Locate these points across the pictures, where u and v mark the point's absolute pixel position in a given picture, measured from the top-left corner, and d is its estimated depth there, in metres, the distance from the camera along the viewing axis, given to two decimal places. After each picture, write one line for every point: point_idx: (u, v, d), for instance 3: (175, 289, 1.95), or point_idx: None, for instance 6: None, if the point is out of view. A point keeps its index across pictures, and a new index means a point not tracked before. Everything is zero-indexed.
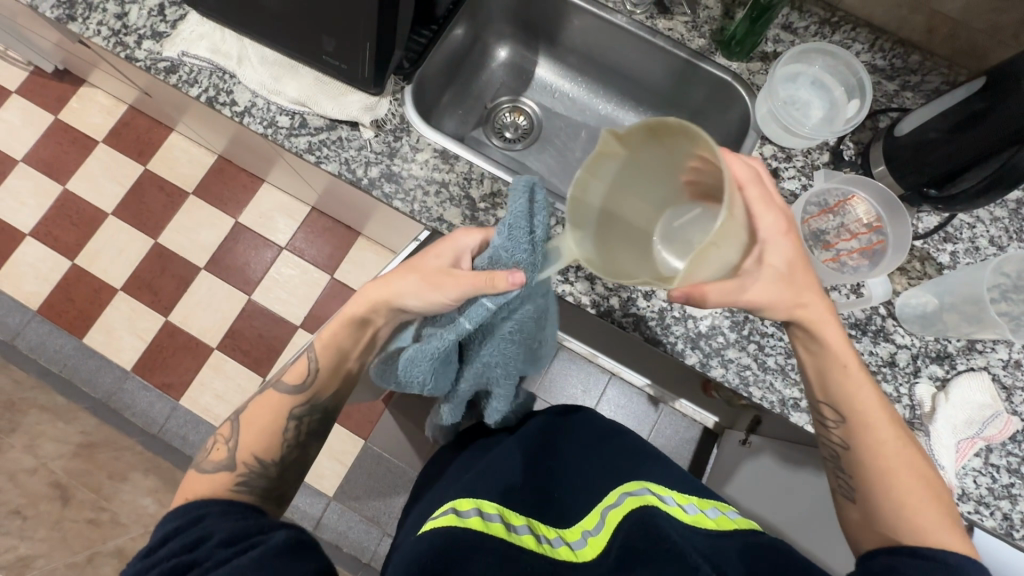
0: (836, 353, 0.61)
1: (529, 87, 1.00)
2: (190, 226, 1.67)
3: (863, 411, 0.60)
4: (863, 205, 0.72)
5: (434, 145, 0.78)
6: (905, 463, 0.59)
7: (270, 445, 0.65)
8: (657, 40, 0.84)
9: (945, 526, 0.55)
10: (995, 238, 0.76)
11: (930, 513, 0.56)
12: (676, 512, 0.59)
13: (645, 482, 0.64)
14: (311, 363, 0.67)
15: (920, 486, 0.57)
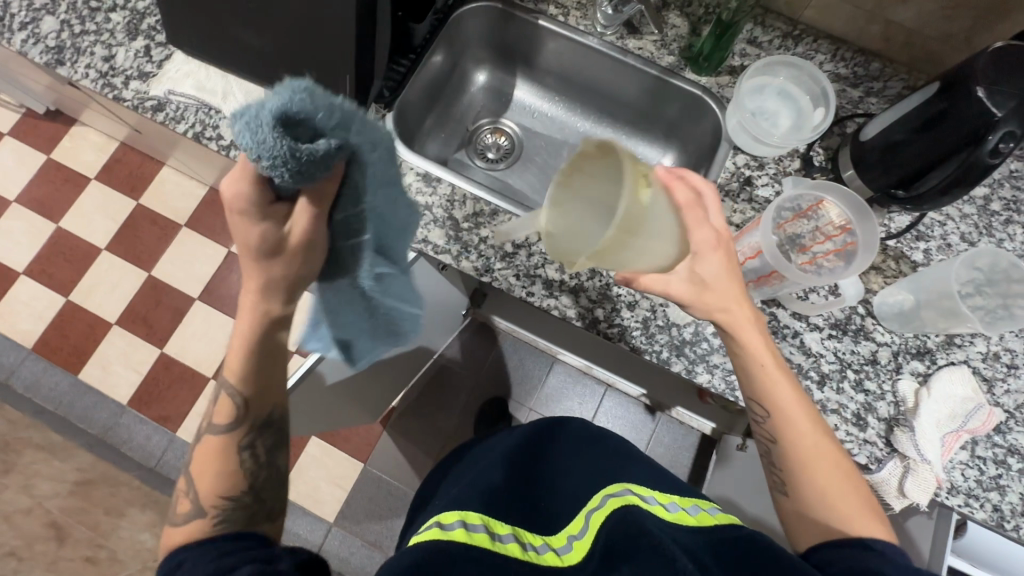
0: (757, 353, 0.62)
1: (508, 108, 1.02)
2: (183, 257, 1.68)
3: (793, 416, 0.61)
4: (834, 208, 0.74)
5: (416, 169, 0.80)
6: (825, 455, 0.60)
7: (235, 481, 0.59)
8: (628, 59, 0.87)
9: (855, 506, 0.58)
10: (966, 234, 0.79)
11: (847, 504, 0.58)
12: (657, 511, 0.59)
13: (626, 483, 0.65)
14: (234, 399, 0.60)
15: (845, 482, 0.59)
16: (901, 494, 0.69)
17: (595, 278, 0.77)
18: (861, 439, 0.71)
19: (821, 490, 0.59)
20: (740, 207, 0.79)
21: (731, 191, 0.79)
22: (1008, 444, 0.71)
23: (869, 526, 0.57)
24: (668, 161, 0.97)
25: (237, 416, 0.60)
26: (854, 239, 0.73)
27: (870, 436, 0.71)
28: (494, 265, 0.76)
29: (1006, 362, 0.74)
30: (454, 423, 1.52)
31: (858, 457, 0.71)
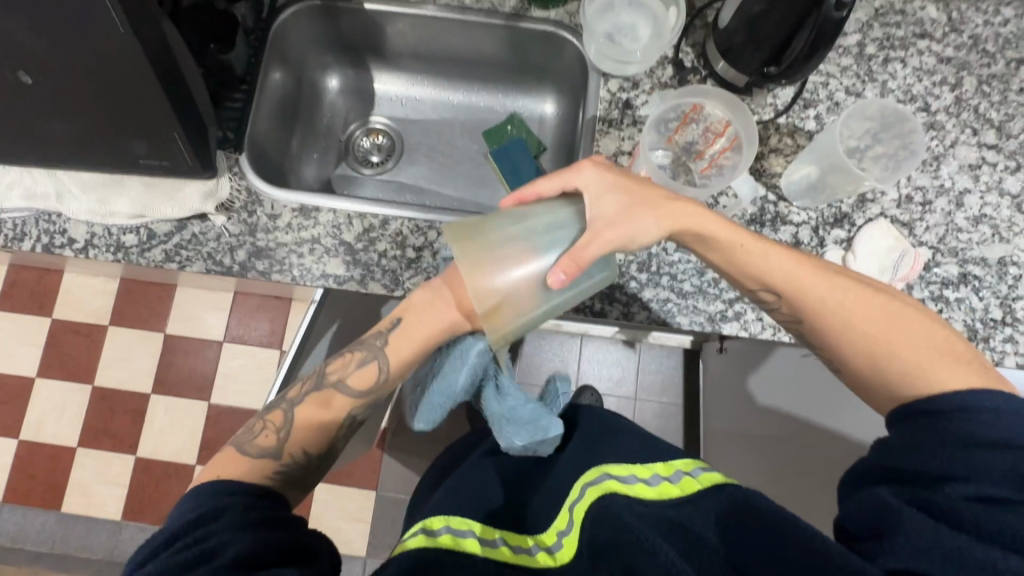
0: (727, 241, 0.62)
1: (375, 105, 0.96)
2: (121, 357, 1.60)
3: (805, 285, 0.61)
4: (716, 108, 0.74)
5: (290, 204, 0.74)
6: (867, 313, 0.60)
7: (317, 437, 0.62)
8: (471, 16, 0.82)
9: (929, 357, 0.57)
10: (850, 87, 0.77)
11: (914, 358, 0.57)
12: (639, 491, 0.60)
13: (604, 466, 0.65)
14: (380, 372, 0.65)
15: (925, 347, 0.58)
16: None
17: None
18: None
19: (900, 370, 0.58)
20: (627, 133, 0.76)
21: (614, 121, 0.76)
22: (941, 278, 0.72)
23: (942, 371, 0.56)
24: (551, 106, 0.92)
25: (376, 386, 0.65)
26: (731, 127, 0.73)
27: None
28: (404, 275, 0.72)
29: (919, 201, 0.74)
30: (449, 421, 1.52)
31: None
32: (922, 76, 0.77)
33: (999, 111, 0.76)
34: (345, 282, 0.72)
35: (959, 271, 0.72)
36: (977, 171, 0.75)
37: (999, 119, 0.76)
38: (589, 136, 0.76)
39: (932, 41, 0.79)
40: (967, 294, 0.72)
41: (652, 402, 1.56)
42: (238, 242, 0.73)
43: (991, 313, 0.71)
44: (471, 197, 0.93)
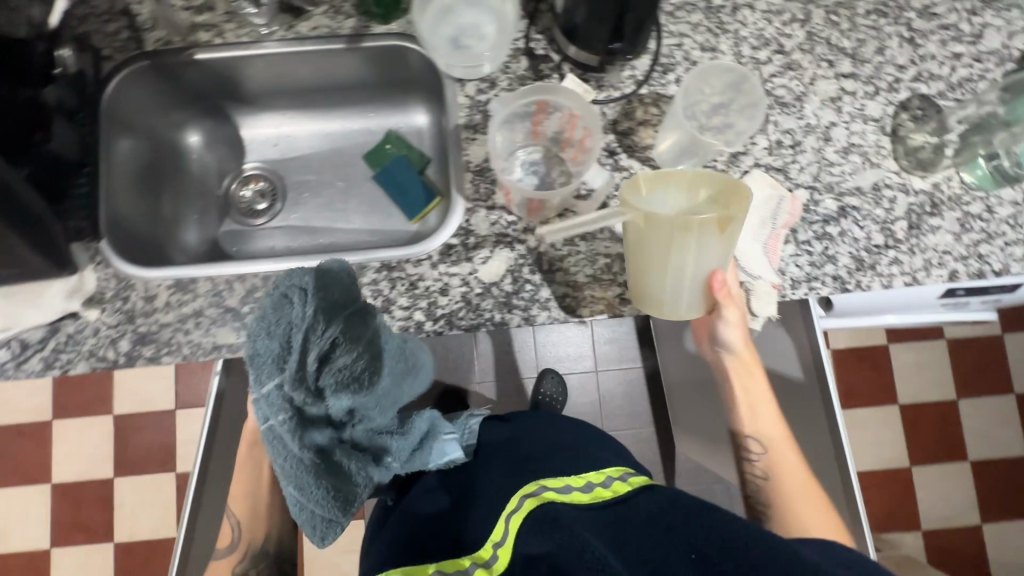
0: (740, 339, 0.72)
1: (245, 151, 0.92)
2: (73, 448, 1.55)
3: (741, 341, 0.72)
4: (562, 100, 0.70)
5: (165, 282, 0.71)
6: (766, 404, 0.76)
7: None
8: (309, 45, 0.77)
9: (778, 434, 0.77)
10: (705, 43, 0.77)
11: (773, 431, 0.76)
12: (574, 497, 0.60)
13: (540, 479, 0.64)
14: None
15: (829, 518, 0.72)
16: (754, 314, 0.71)
17: (395, 286, 0.72)
18: None
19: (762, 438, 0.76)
20: None
21: (478, 125, 0.74)
22: (822, 215, 0.73)
23: (790, 458, 0.76)
24: (424, 116, 0.90)
25: None
26: (580, 116, 0.70)
27: None
28: None
29: (789, 144, 0.75)
30: None
31: None
32: (771, 18, 0.77)
33: (850, 38, 0.77)
34: (240, 349, 0.70)
35: (837, 205, 0.74)
36: (839, 103, 0.76)
37: (851, 46, 0.77)
38: (456, 145, 0.75)
39: None
40: (848, 227, 0.73)
41: (613, 370, 1.58)
42: (118, 333, 0.70)
43: (873, 239, 0.73)
44: (365, 224, 0.90)
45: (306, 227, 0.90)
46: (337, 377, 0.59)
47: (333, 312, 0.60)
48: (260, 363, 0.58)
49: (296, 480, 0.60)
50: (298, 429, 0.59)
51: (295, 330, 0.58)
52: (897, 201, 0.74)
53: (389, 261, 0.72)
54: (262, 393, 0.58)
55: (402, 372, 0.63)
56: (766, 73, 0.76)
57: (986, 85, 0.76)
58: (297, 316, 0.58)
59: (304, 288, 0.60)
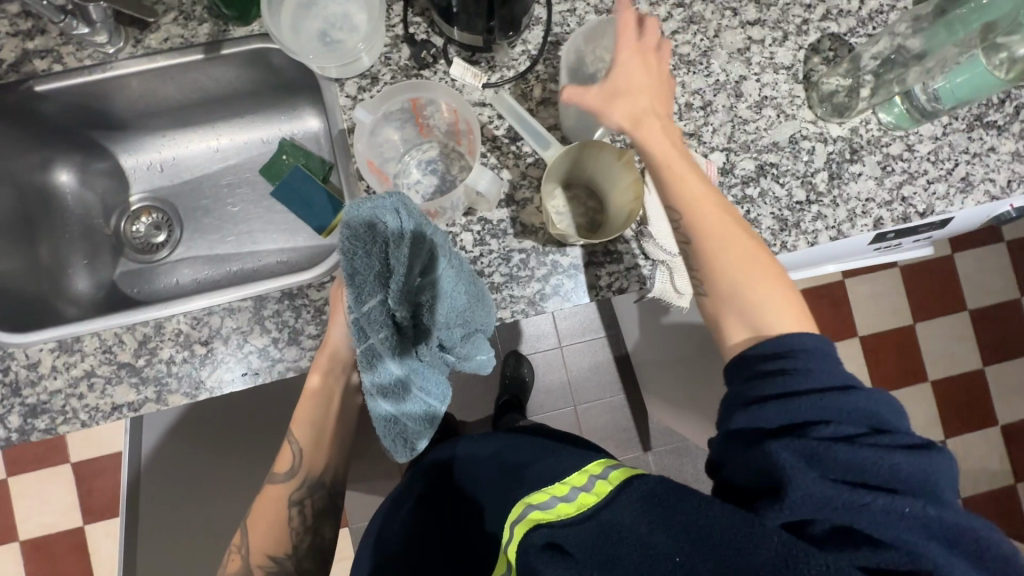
0: (658, 155, 0.59)
1: (130, 183, 0.85)
2: (35, 503, 1.49)
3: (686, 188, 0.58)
4: (434, 96, 0.64)
5: (46, 345, 0.65)
6: (723, 219, 0.58)
7: (278, 538, 0.73)
8: (164, 60, 0.69)
9: (764, 283, 0.57)
10: (599, 4, 0.70)
11: (746, 281, 0.57)
12: (561, 511, 0.52)
13: (527, 497, 0.58)
14: (293, 448, 0.74)
15: (791, 317, 0.55)
16: (678, 291, 0.68)
17: (300, 315, 0.67)
18: (624, 270, 0.68)
19: (729, 286, 0.57)
20: None
21: None
22: (740, 178, 0.70)
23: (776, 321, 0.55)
24: (318, 120, 0.83)
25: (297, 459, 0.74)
26: (456, 106, 0.64)
27: (629, 261, 0.68)
28: (202, 375, 0.66)
29: (699, 105, 0.70)
30: None
31: (629, 289, 0.68)
32: None
33: None
34: (142, 406, 0.65)
35: (755, 164, 0.70)
36: (747, 54, 0.71)
37: None
38: (344, 153, 0.68)
39: None
40: (769, 185, 0.70)
41: (577, 344, 1.57)
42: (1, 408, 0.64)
43: (795, 196, 0.70)
44: (274, 244, 0.84)
45: (213, 255, 0.85)
46: (439, 293, 0.57)
47: (423, 236, 0.55)
48: (364, 282, 0.53)
49: (396, 395, 0.62)
50: (399, 345, 0.58)
51: (396, 251, 0.53)
52: (816, 152, 0.71)
53: (291, 288, 0.67)
54: (365, 315, 0.53)
55: (481, 297, 0.63)
56: (667, 30, 0.71)
57: (897, 15, 0.72)
58: (397, 232, 0.53)
59: (395, 206, 0.53)
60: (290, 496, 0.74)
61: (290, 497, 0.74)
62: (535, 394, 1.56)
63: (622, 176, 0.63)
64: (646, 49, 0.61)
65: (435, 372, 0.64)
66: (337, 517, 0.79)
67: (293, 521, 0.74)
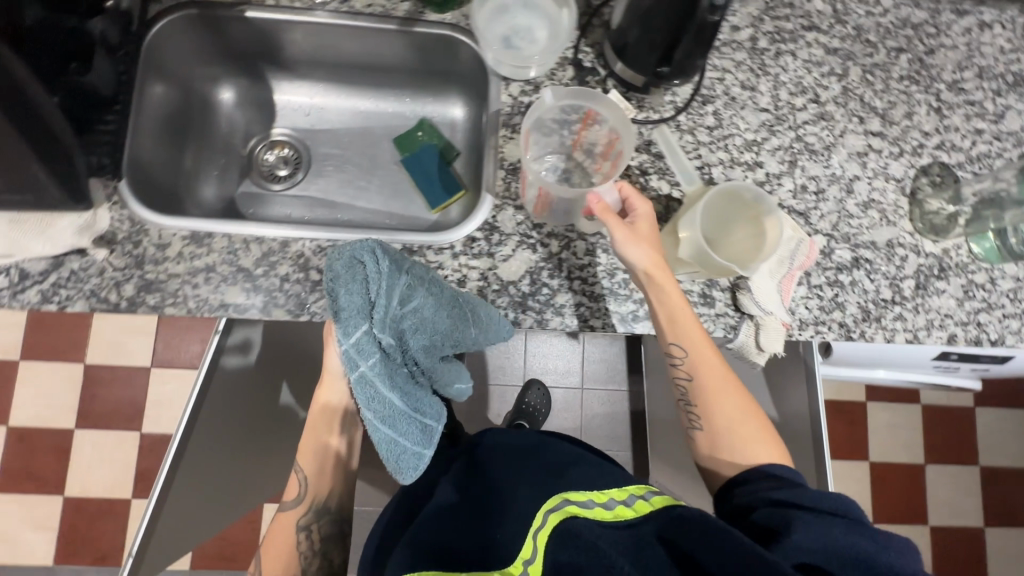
0: (672, 306, 0.66)
1: (276, 117, 0.91)
2: (37, 394, 1.49)
3: (677, 318, 0.66)
4: (608, 114, 0.72)
5: (180, 232, 0.70)
6: (733, 396, 0.68)
7: (290, 564, 0.76)
8: (361, 20, 0.78)
9: (764, 446, 0.66)
10: (745, 81, 0.79)
11: (749, 432, 0.66)
12: (596, 514, 0.62)
13: (562, 492, 0.66)
14: (298, 476, 0.79)
15: (752, 423, 0.67)
16: (761, 349, 0.72)
17: None
18: (713, 315, 0.73)
19: (727, 439, 0.66)
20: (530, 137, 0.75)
21: (517, 126, 0.75)
22: (836, 263, 0.75)
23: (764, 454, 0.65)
24: (460, 110, 0.90)
25: (303, 488, 0.79)
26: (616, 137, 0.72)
27: (720, 308, 0.73)
28: (309, 299, 0.69)
29: (813, 190, 0.77)
30: None
31: (715, 333, 0.73)
32: (811, 67, 0.80)
33: (882, 99, 0.80)
34: (246, 311, 0.69)
35: (851, 255, 0.76)
36: (864, 158, 0.78)
37: (882, 107, 0.80)
38: (493, 140, 0.76)
39: (819, 32, 0.81)
40: (859, 277, 0.75)
41: (598, 390, 1.59)
42: (117, 275, 0.68)
43: (882, 293, 0.75)
44: (378, 205, 0.89)
45: (326, 201, 0.90)
46: (419, 318, 0.64)
47: (398, 271, 0.64)
48: (348, 316, 0.61)
49: (392, 420, 0.65)
50: (386, 369, 0.64)
51: (376, 285, 0.62)
52: (908, 260, 0.76)
53: (412, 244, 0.72)
54: (353, 343, 0.61)
55: (470, 318, 0.66)
56: (799, 118, 0.79)
57: (1002, 162, 0.79)
58: (374, 272, 0.63)
59: (370, 250, 0.63)
60: (297, 520, 0.78)
61: (296, 520, 0.78)
62: (546, 429, 1.56)
63: (745, 233, 0.67)
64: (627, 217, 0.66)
65: (424, 392, 0.68)
66: (343, 541, 0.83)
67: (302, 545, 0.77)
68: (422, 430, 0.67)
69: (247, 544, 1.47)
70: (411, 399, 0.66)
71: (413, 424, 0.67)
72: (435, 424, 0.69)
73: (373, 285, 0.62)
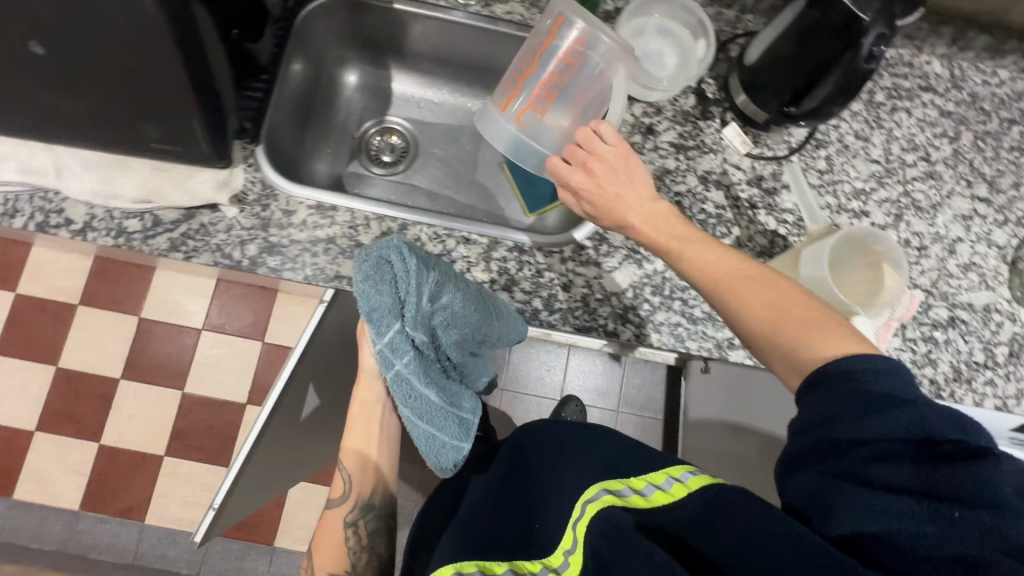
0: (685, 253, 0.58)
1: (391, 105, 0.95)
2: (89, 339, 1.51)
3: (692, 259, 0.58)
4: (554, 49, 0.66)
5: (307, 202, 0.72)
6: (791, 299, 0.52)
7: (339, 559, 0.72)
8: (499, 26, 0.81)
9: (827, 327, 0.50)
10: (859, 131, 0.81)
11: (811, 327, 0.50)
12: (635, 501, 0.52)
13: (600, 482, 0.57)
14: (341, 472, 0.76)
15: (807, 307, 0.52)
16: None
17: (522, 268, 0.74)
18: None
19: (783, 328, 0.51)
20: (647, 157, 0.78)
21: (636, 144, 0.78)
22: (932, 320, 0.76)
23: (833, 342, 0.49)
24: None
25: (348, 483, 0.75)
26: (585, 37, 0.64)
27: None
28: None
29: (916, 246, 0.78)
30: None
31: None
32: (924, 126, 0.82)
33: (992, 166, 0.81)
34: None
35: (948, 314, 0.77)
36: (969, 222, 0.80)
37: (990, 174, 0.81)
38: None
39: (935, 94, 0.83)
40: (954, 337, 0.76)
41: (634, 415, 1.59)
42: (244, 233, 0.70)
43: (975, 355, 0.76)
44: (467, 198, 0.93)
45: (427, 192, 0.93)
46: (450, 313, 0.65)
47: (427, 267, 0.64)
48: (380, 316, 0.60)
49: (432, 416, 0.66)
50: (422, 368, 0.64)
51: (405, 283, 0.61)
52: (1004, 327, 0.77)
53: (524, 243, 0.74)
54: (387, 343, 0.61)
55: (492, 311, 0.68)
56: (908, 174, 0.80)
57: None
58: (404, 271, 0.61)
59: (396, 251, 0.62)
60: (344, 516, 0.74)
61: (343, 516, 0.74)
62: None
63: (860, 275, 0.69)
64: (601, 152, 0.63)
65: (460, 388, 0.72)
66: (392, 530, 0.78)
67: (350, 540, 0.74)
68: (462, 424, 0.71)
69: (269, 517, 1.48)
70: (451, 393, 0.70)
71: (454, 420, 0.69)
72: (471, 417, 0.73)
73: (402, 284, 0.61)
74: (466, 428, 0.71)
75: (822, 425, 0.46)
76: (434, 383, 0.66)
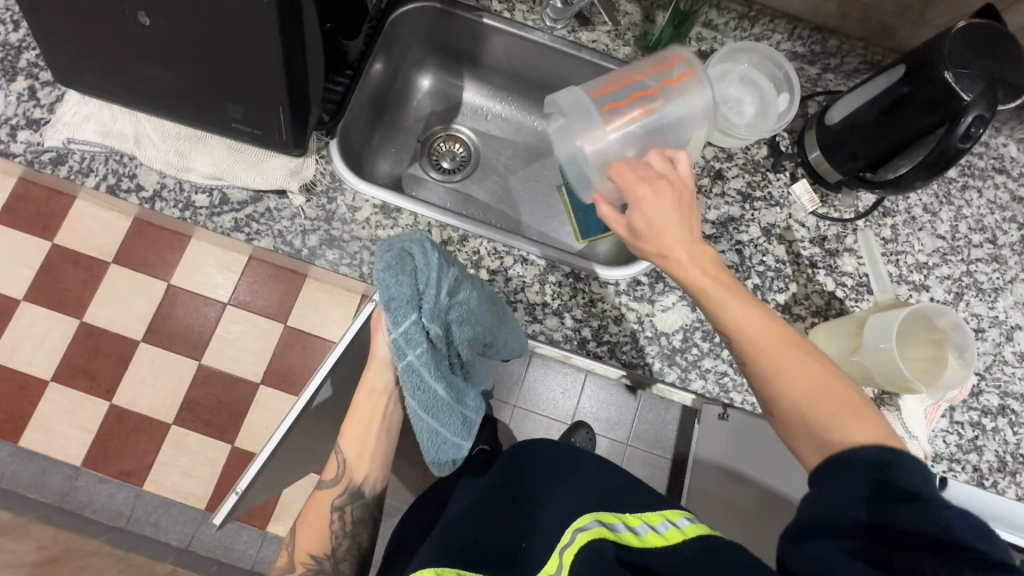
0: (734, 318, 0.55)
1: (459, 113, 0.96)
2: (116, 298, 1.52)
3: (739, 326, 0.54)
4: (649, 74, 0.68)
5: (372, 200, 0.73)
6: (813, 373, 0.52)
7: (321, 542, 0.69)
8: (583, 53, 0.81)
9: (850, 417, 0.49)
10: (928, 205, 0.80)
11: (835, 416, 0.50)
12: (628, 538, 0.53)
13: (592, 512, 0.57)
14: (336, 455, 0.71)
15: (833, 386, 0.51)
16: None
17: (576, 295, 0.73)
18: None
19: (805, 399, 0.51)
20: (713, 202, 0.77)
21: (703, 187, 0.78)
22: (982, 406, 0.74)
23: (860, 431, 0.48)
24: None
25: (341, 468, 0.71)
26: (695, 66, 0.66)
27: None
28: None
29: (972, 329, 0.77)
30: None
31: None
32: (994, 208, 0.81)
33: None
34: None
35: (998, 402, 0.75)
36: None
37: None
38: None
39: (1009, 178, 0.82)
40: (1003, 426, 0.74)
41: (643, 451, 1.57)
42: (307, 223, 0.70)
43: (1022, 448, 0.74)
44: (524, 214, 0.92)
45: (482, 204, 0.93)
46: (467, 309, 0.62)
47: (447, 264, 0.61)
48: (398, 305, 0.56)
49: (436, 409, 0.62)
50: (433, 362, 0.60)
51: (426, 276, 0.58)
52: None
53: (581, 270, 0.74)
54: (402, 333, 0.57)
55: (504, 315, 0.68)
56: (973, 254, 0.79)
57: None
58: (426, 265, 0.59)
59: (419, 243, 0.59)
60: (333, 499, 0.70)
61: (332, 499, 0.70)
62: None
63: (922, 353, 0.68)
64: (649, 179, 0.59)
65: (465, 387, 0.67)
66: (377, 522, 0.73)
67: (333, 526, 0.69)
68: (464, 423, 0.66)
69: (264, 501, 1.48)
70: (454, 389, 0.65)
71: (455, 417, 0.65)
72: (473, 417, 0.68)
73: (422, 276, 0.58)
74: (464, 427, 0.67)
75: (834, 506, 0.45)
76: (443, 378, 0.62)
